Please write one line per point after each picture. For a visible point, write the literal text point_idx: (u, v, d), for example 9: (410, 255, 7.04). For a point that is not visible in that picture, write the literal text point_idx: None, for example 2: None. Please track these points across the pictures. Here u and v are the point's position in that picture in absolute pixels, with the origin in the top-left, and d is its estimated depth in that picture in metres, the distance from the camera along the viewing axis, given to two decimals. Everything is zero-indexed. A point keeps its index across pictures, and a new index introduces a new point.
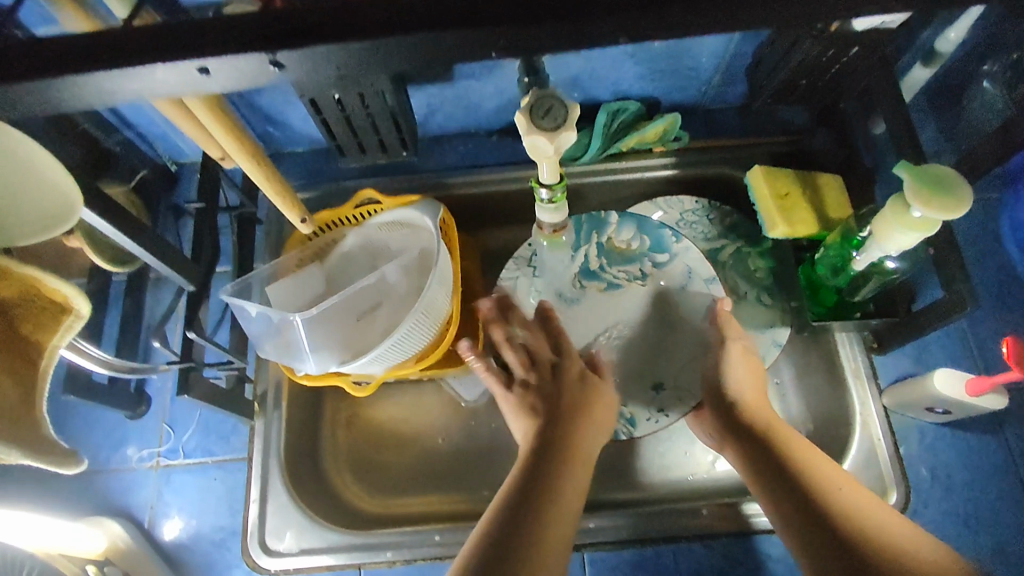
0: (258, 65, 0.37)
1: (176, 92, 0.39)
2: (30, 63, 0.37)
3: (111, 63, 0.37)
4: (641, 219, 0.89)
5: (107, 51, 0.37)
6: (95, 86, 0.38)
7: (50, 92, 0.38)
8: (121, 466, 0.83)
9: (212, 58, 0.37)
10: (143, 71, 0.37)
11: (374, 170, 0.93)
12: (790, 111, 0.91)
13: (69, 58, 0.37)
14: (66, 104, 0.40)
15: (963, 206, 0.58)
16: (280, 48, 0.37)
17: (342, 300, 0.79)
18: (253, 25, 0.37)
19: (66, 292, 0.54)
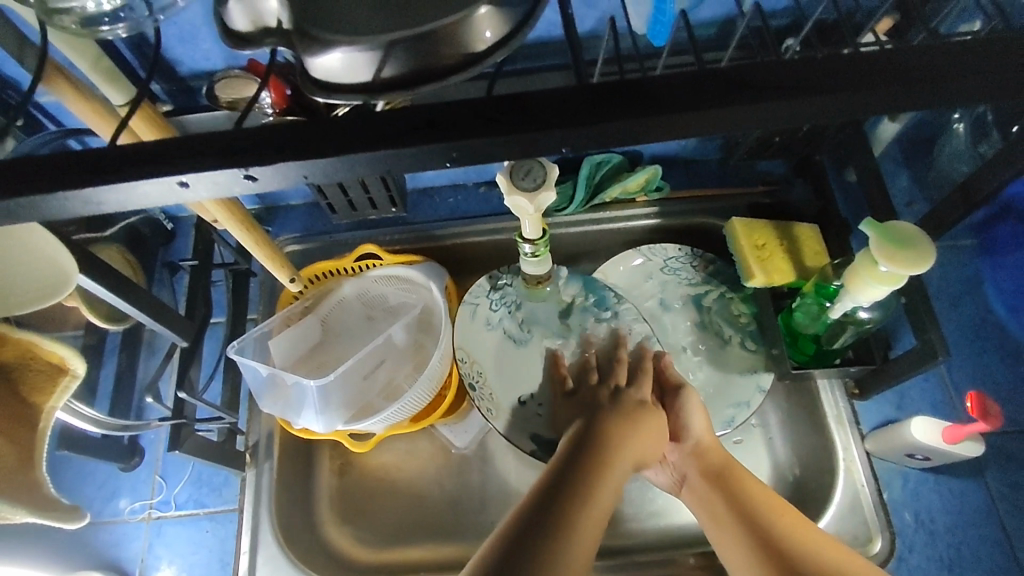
0: (233, 178, 0.33)
1: (158, 204, 0.34)
2: (3, 179, 0.33)
3: (89, 178, 0.33)
4: (587, 278, 0.91)
5: (87, 169, 0.33)
6: (74, 199, 0.33)
7: (22, 206, 0.33)
8: (113, 519, 0.84)
9: (194, 170, 0.32)
10: (127, 185, 0.33)
11: (366, 223, 0.96)
12: (766, 162, 0.94)
13: (39, 177, 0.33)
14: (28, 218, 0.35)
15: (925, 261, 0.60)
16: (254, 161, 0.32)
17: (354, 363, 0.82)
18: (235, 138, 0.33)
19: (63, 353, 0.56)
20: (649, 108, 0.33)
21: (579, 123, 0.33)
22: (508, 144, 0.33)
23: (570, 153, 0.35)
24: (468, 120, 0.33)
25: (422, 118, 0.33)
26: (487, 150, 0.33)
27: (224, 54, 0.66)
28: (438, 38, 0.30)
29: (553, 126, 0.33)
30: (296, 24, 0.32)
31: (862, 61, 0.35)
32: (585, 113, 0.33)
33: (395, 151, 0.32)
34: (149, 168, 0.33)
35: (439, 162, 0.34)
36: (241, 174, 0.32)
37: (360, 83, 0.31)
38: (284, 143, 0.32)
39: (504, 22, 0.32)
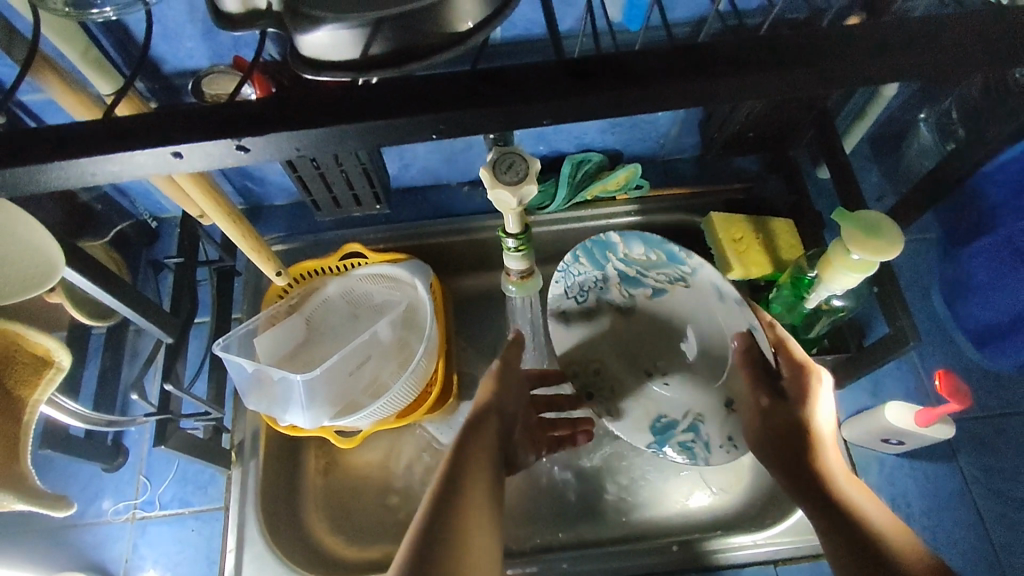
0: (226, 150, 0.34)
1: (151, 174, 0.35)
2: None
3: (84, 149, 0.33)
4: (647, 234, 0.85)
5: (83, 140, 0.34)
6: (70, 171, 0.34)
7: (17, 177, 0.34)
8: (96, 520, 0.83)
9: (190, 142, 0.33)
10: (122, 156, 0.33)
11: (350, 222, 0.97)
12: (742, 160, 0.97)
13: (36, 148, 0.33)
14: (23, 188, 0.35)
15: (894, 248, 0.63)
16: (246, 133, 0.33)
17: (339, 358, 0.82)
18: (228, 112, 0.34)
19: (48, 345, 0.56)
20: (628, 80, 0.35)
21: (560, 96, 0.34)
22: (493, 114, 0.34)
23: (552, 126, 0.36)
24: (454, 91, 0.34)
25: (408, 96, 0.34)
26: (474, 121, 0.34)
27: (208, 51, 0.67)
28: (422, 18, 0.32)
29: (537, 97, 0.34)
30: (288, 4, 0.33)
31: (824, 40, 0.37)
32: (567, 84, 0.35)
33: (383, 123, 0.33)
34: (143, 138, 0.34)
35: (427, 134, 0.35)
36: (234, 146, 0.33)
37: (349, 59, 0.33)
38: (275, 117, 0.34)
39: (486, 5, 0.33)
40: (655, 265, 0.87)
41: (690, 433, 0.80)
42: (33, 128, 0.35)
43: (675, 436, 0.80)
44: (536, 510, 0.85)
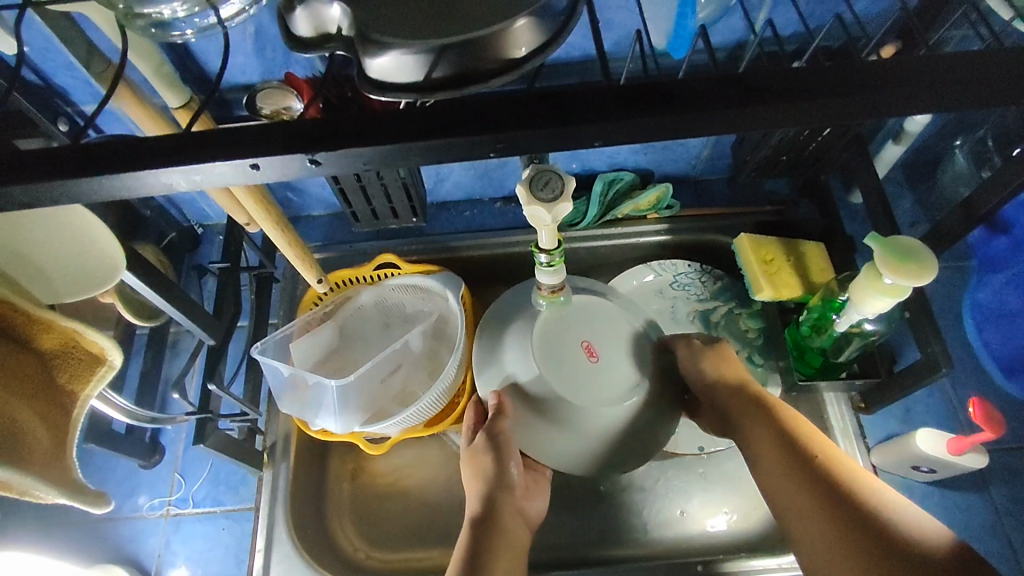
0: (299, 163, 0.36)
1: (228, 185, 0.37)
2: (91, 157, 0.36)
3: (170, 159, 0.36)
4: (695, 268, 0.96)
5: (169, 151, 0.36)
6: (155, 181, 0.36)
7: (105, 185, 0.36)
8: (132, 515, 0.85)
9: (267, 156, 0.35)
10: (204, 166, 0.35)
11: (385, 233, 0.99)
12: (773, 183, 0.98)
13: (125, 158, 0.36)
14: (109, 194, 0.37)
15: (928, 273, 0.63)
16: (319, 147, 0.35)
17: (373, 367, 0.84)
18: (298, 129, 0.36)
19: (103, 344, 0.59)
20: (675, 107, 0.37)
21: (612, 120, 0.36)
22: (544, 136, 0.36)
23: (603, 147, 0.38)
24: (513, 112, 0.35)
25: (466, 114, 0.36)
26: (530, 141, 0.36)
27: (260, 67, 0.71)
28: (482, 44, 0.34)
29: (590, 119, 0.36)
30: (357, 28, 0.35)
31: (867, 71, 0.38)
32: (619, 108, 0.36)
33: (447, 140, 0.35)
34: (223, 152, 0.36)
35: (486, 151, 0.36)
36: (306, 161, 0.35)
37: (412, 82, 0.35)
38: (343, 132, 0.35)
39: (539, 32, 0.35)
40: (703, 301, 0.95)
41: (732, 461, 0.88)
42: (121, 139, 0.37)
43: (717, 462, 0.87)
44: (559, 523, 0.86)
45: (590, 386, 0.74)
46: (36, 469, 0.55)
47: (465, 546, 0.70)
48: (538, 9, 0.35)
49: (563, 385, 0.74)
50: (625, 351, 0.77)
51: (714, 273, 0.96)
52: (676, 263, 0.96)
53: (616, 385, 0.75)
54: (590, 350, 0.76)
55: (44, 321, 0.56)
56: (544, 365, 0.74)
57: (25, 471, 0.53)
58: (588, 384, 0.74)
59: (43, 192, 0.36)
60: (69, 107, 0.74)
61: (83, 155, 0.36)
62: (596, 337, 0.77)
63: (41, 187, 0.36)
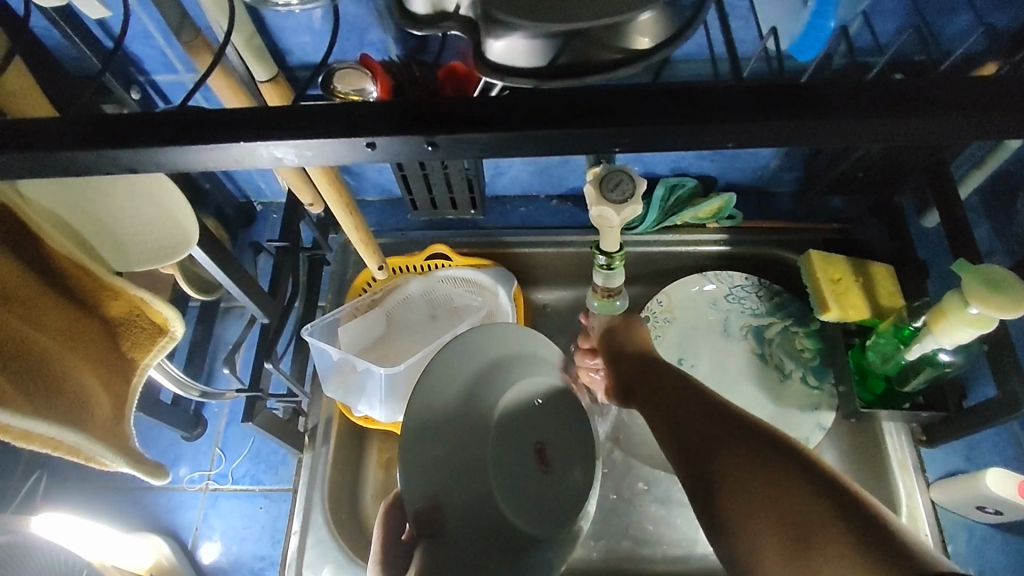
0: (416, 145, 0.34)
1: (333, 163, 0.36)
2: (198, 126, 0.35)
3: (280, 133, 0.34)
4: (752, 281, 0.93)
5: (279, 124, 0.35)
6: (258, 154, 0.35)
7: (207, 155, 0.35)
8: (172, 486, 0.86)
9: (385, 135, 0.34)
10: (315, 143, 0.34)
11: (438, 224, 0.98)
12: (842, 200, 0.94)
13: (236, 129, 0.35)
14: (210, 165, 0.36)
15: (1022, 307, 0.60)
16: (442, 130, 0.33)
17: (423, 357, 0.83)
18: (416, 110, 0.34)
19: (168, 316, 0.59)
20: (810, 113, 0.34)
21: (750, 121, 0.34)
22: (678, 134, 0.34)
23: (734, 149, 0.36)
24: (644, 106, 0.34)
25: (593, 105, 0.33)
26: (659, 137, 0.34)
27: (336, 47, 0.70)
28: (613, 32, 0.32)
29: (729, 118, 0.34)
30: (479, 8, 0.33)
31: (1011, 86, 0.35)
32: (754, 110, 0.34)
33: (572, 131, 0.33)
34: (336, 129, 0.34)
35: (611, 146, 0.34)
36: (424, 144, 0.34)
37: (535, 67, 0.33)
38: (464, 117, 0.34)
39: (666, 25, 0.33)
40: (758, 316, 0.91)
41: None
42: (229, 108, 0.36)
43: None
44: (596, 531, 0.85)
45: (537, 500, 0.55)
46: (97, 436, 0.54)
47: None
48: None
49: (498, 489, 0.53)
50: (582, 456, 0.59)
51: (772, 287, 0.92)
52: (733, 274, 0.93)
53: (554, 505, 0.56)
54: (541, 455, 0.58)
55: (117, 288, 0.56)
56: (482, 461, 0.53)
57: (91, 436, 0.53)
58: (528, 500, 0.55)
59: (144, 158, 0.36)
60: (140, 75, 0.74)
61: (190, 121, 0.35)
62: (553, 439, 0.59)
63: (145, 153, 0.35)
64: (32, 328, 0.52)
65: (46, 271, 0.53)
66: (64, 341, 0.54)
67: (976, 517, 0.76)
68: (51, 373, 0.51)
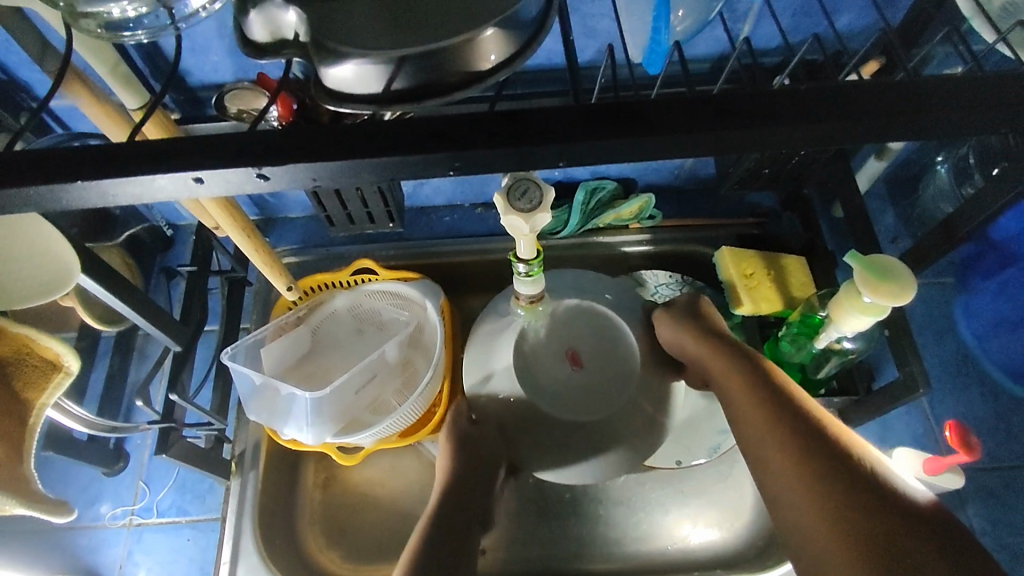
0: (245, 176, 0.34)
1: (170, 197, 0.36)
2: (26, 167, 0.34)
3: (110, 171, 0.34)
4: (675, 279, 0.95)
5: (111, 162, 0.34)
6: (93, 191, 0.35)
7: (43, 195, 0.35)
8: (93, 525, 0.83)
9: (210, 168, 0.34)
10: (146, 180, 0.34)
11: (363, 238, 0.98)
12: (756, 195, 0.97)
13: (65, 168, 0.34)
14: (49, 205, 0.36)
15: (906, 294, 0.62)
16: (267, 161, 0.34)
17: (349, 378, 0.82)
18: (251, 142, 0.34)
19: (56, 349, 0.57)
20: (647, 129, 0.35)
21: (583, 140, 0.35)
22: (504, 156, 0.35)
23: (567, 167, 0.37)
24: (475, 129, 0.35)
25: (423, 141, 0.34)
26: (489, 160, 0.35)
27: (233, 66, 0.69)
28: (447, 55, 0.32)
29: (563, 138, 0.35)
30: (315, 34, 0.33)
31: (846, 92, 0.37)
32: (586, 127, 0.35)
33: (401, 157, 0.34)
34: (167, 164, 0.34)
35: (444, 169, 0.35)
36: (255, 173, 0.34)
37: (372, 94, 0.33)
38: (298, 147, 0.34)
39: (509, 43, 0.34)
40: None
41: (709, 474, 0.88)
42: (63, 146, 0.35)
43: (694, 477, 0.88)
44: (531, 535, 0.86)
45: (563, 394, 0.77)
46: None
47: (431, 515, 0.71)
48: (508, 19, 0.33)
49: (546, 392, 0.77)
50: (617, 370, 0.79)
51: (694, 284, 0.94)
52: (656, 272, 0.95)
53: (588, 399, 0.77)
54: (576, 360, 0.79)
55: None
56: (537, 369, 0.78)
57: None
58: (565, 394, 0.78)
59: None
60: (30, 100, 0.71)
61: (20, 163, 0.34)
62: (589, 350, 0.79)
63: None
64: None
65: None
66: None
67: None
68: None
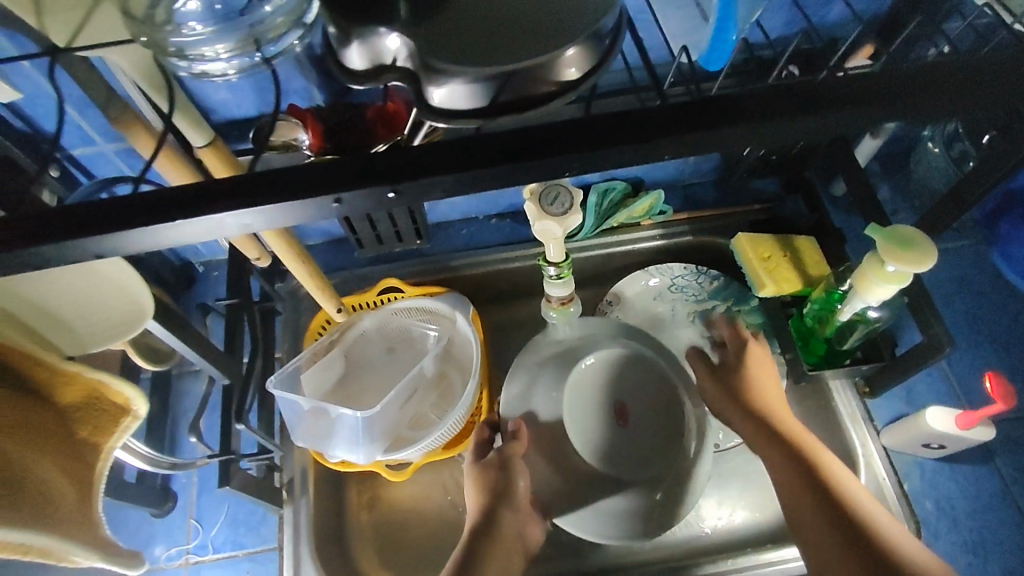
0: (379, 194, 0.37)
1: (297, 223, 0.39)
2: (161, 205, 0.37)
3: (239, 201, 0.37)
4: (692, 268, 0.97)
5: (236, 193, 0.37)
6: (225, 223, 0.37)
7: (180, 232, 0.37)
8: (149, 567, 0.82)
9: (347, 190, 0.36)
10: (274, 207, 0.36)
11: (385, 258, 1.00)
12: (759, 182, 1.01)
13: (198, 203, 0.37)
14: (181, 240, 0.38)
15: (928, 258, 0.66)
16: (400, 178, 0.36)
17: (394, 396, 0.83)
18: (375, 162, 0.37)
19: (127, 395, 0.57)
20: (731, 120, 0.37)
21: (674, 133, 0.37)
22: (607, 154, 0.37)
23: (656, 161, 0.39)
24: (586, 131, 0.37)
25: (537, 141, 0.36)
26: (595, 160, 0.37)
27: (257, 100, 0.70)
28: (542, 67, 0.35)
29: (656, 135, 0.37)
30: (416, 58, 0.35)
31: (893, 74, 0.40)
32: (677, 125, 0.37)
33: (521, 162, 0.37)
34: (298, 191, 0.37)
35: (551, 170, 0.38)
36: (389, 192, 0.37)
37: (475, 108, 0.35)
38: (424, 160, 0.37)
39: (590, 56, 0.36)
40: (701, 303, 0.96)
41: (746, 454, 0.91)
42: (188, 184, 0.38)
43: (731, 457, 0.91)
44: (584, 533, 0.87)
45: (597, 439, 0.78)
46: (66, 529, 0.53)
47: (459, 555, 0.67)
48: (590, 35, 0.36)
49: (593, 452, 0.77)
50: (660, 432, 0.80)
51: (710, 271, 0.97)
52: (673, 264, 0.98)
53: (637, 455, 0.79)
54: (623, 414, 0.80)
55: (69, 373, 0.55)
56: (589, 430, 0.78)
57: (60, 536, 0.52)
58: (614, 452, 0.78)
59: (111, 243, 0.37)
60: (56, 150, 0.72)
61: (152, 203, 0.37)
62: (634, 403, 0.81)
63: (115, 239, 0.37)
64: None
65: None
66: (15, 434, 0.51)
67: (924, 454, 0.82)
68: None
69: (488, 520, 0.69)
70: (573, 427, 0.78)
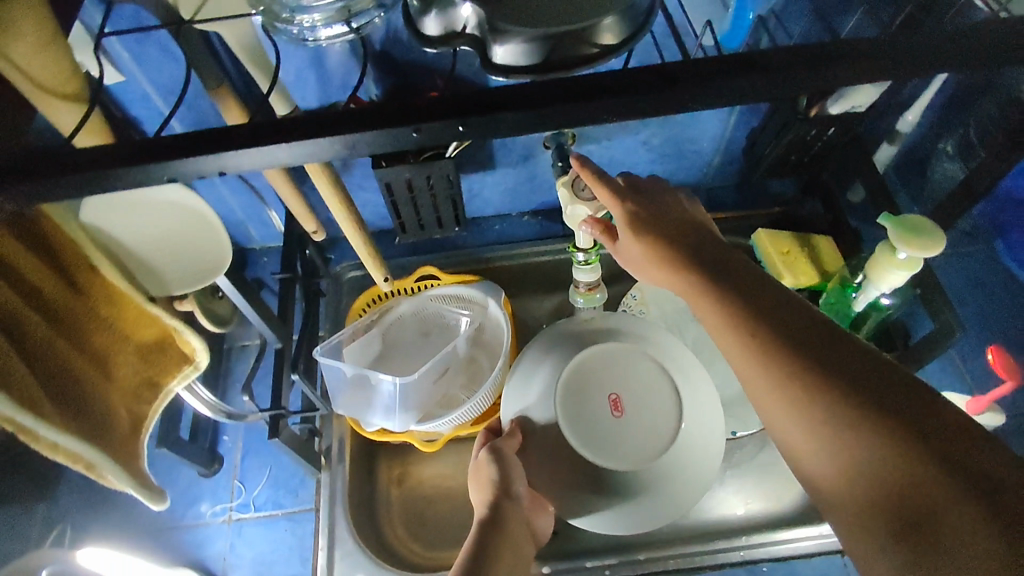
0: (448, 128, 0.41)
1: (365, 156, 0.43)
2: (246, 133, 0.40)
3: (317, 132, 0.40)
4: None
5: (311, 125, 0.41)
6: (300, 151, 0.41)
7: (258, 156, 0.41)
8: (195, 522, 0.88)
9: (425, 122, 0.40)
10: (349, 138, 0.41)
11: (422, 249, 1.07)
12: (779, 185, 1.06)
13: (278, 132, 0.40)
14: (251, 167, 0.42)
15: (939, 243, 0.70)
16: (467, 113, 0.41)
17: (429, 368, 0.89)
18: (446, 100, 0.41)
19: (195, 346, 0.62)
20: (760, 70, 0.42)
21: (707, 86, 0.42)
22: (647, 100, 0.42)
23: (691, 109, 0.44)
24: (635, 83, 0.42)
25: (580, 89, 0.41)
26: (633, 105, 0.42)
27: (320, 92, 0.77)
28: (587, 32, 0.41)
29: (690, 85, 0.42)
30: (484, 24, 0.42)
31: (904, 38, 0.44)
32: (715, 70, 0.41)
33: (574, 104, 0.41)
34: (374, 124, 0.41)
35: (595, 117, 0.43)
36: (457, 127, 0.41)
37: (530, 65, 0.42)
38: (489, 100, 0.41)
39: (626, 27, 0.43)
40: None
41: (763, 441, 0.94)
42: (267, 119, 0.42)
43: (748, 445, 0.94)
44: None
45: (593, 433, 0.77)
46: (114, 452, 0.58)
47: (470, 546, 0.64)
48: (625, 9, 0.42)
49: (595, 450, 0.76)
50: (659, 418, 0.78)
51: None
52: None
53: (640, 444, 0.77)
54: (617, 405, 0.79)
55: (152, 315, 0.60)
56: (589, 428, 0.77)
57: (105, 454, 0.56)
58: (617, 444, 0.77)
59: (198, 167, 0.41)
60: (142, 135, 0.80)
61: (238, 131, 0.41)
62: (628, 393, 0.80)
63: (202, 160, 0.40)
64: (70, 346, 0.55)
65: (89, 296, 0.57)
66: (91, 361, 0.58)
67: None
68: (66, 382, 0.54)
69: (496, 514, 0.68)
70: (570, 428, 0.77)
